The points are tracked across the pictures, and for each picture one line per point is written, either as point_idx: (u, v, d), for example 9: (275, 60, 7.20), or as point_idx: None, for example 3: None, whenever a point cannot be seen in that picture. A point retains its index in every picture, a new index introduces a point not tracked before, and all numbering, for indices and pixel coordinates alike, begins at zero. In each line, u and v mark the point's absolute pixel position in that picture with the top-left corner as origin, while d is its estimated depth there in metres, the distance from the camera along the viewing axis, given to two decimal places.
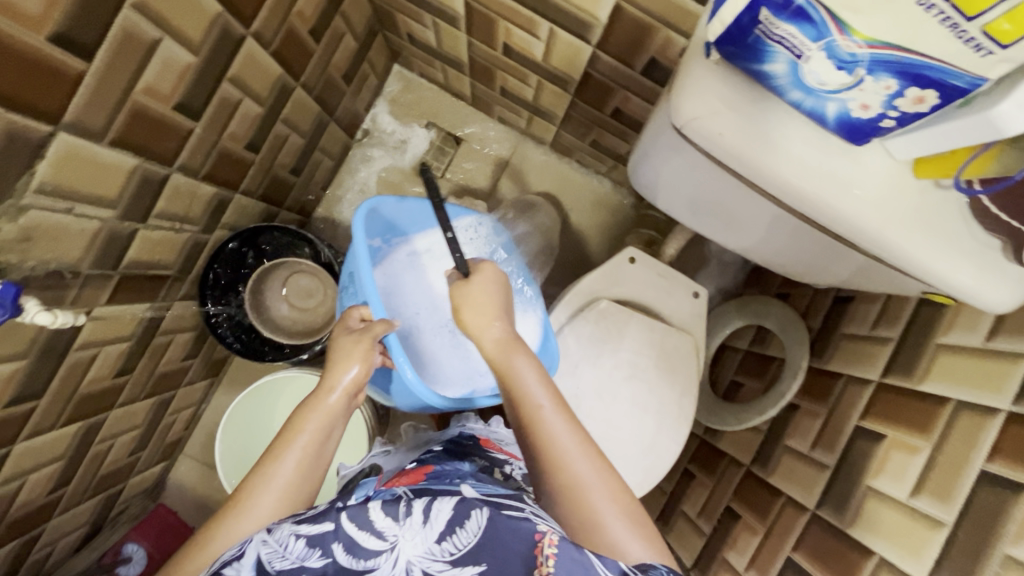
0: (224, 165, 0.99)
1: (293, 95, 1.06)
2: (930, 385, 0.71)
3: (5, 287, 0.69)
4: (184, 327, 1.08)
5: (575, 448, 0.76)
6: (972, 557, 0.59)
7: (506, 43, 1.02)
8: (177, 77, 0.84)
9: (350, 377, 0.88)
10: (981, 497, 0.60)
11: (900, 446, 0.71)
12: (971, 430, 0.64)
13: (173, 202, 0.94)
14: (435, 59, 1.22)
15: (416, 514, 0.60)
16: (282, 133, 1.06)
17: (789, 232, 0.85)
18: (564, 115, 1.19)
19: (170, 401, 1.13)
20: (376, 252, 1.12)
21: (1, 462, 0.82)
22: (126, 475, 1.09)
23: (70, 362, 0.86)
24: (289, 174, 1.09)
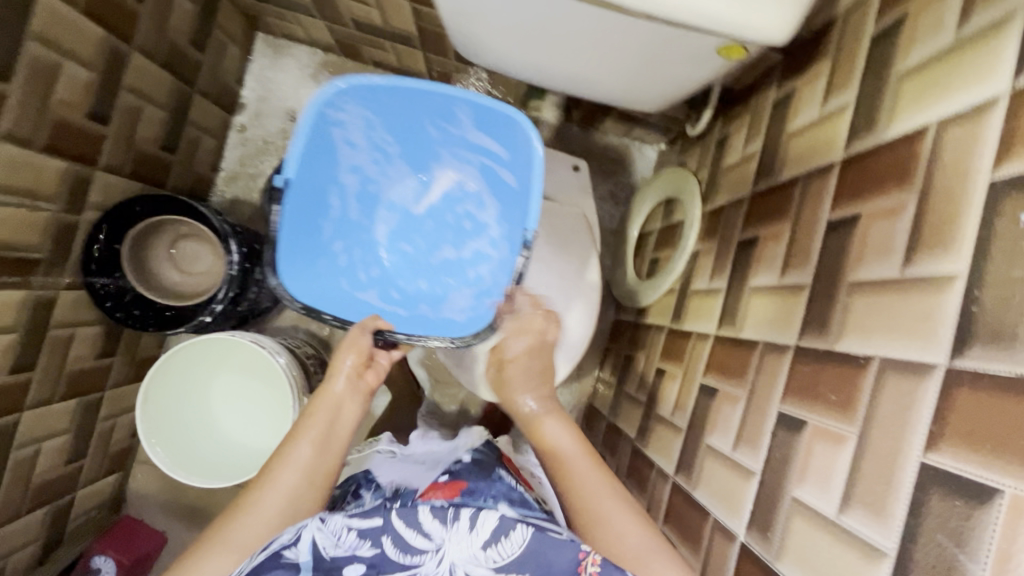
0: (70, 137, 0.82)
1: (130, 61, 0.90)
2: (786, 172, 0.69)
3: None
4: (86, 321, 0.96)
5: (599, 489, 0.65)
6: (825, 307, 0.55)
7: None
8: None
9: (348, 372, 0.76)
10: (830, 244, 0.57)
11: (770, 238, 0.69)
12: (817, 192, 0.61)
13: (12, 175, 0.75)
14: (286, 10, 1.11)
15: (462, 518, 0.54)
16: (133, 105, 0.93)
17: (617, 59, 0.69)
18: (417, 32, 1.05)
19: (99, 403, 1.07)
20: (353, 231, 0.80)
21: None
22: (70, 487, 1.05)
23: None
24: (162, 150, 1.04)
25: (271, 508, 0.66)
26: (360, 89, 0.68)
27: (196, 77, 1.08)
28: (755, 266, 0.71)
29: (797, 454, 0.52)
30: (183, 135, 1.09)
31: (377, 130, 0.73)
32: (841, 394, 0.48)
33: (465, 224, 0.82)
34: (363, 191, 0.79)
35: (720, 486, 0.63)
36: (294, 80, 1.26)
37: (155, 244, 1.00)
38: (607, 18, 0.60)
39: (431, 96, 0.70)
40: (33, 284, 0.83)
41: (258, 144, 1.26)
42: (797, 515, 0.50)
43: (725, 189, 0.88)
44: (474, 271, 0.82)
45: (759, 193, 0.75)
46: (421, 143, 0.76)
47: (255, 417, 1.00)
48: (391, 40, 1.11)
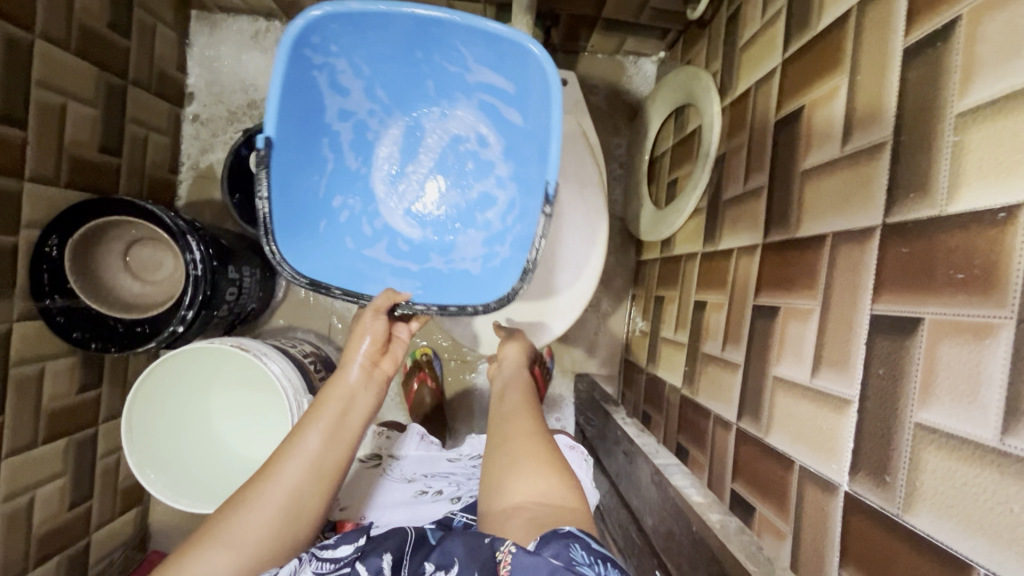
0: None
1: (36, 51, 0.79)
2: (828, 12, 0.53)
3: None
4: (55, 352, 0.87)
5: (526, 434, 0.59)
6: (921, 160, 0.39)
7: None
8: None
9: (363, 358, 0.61)
10: (913, 75, 0.41)
11: (819, 102, 0.53)
12: (880, 17, 0.45)
13: None
14: None
15: None
16: (54, 103, 0.82)
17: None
18: None
19: (96, 439, 0.99)
20: (350, 184, 0.68)
21: None
22: (83, 531, 0.98)
23: None
24: (103, 153, 0.93)
25: (253, 529, 0.49)
26: (343, 22, 0.54)
27: (127, 67, 0.97)
28: (804, 143, 0.55)
29: (911, 364, 0.37)
30: (126, 135, 0.98)
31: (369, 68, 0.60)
32: (974, 268, 0.34)
33: (468, 165, 0.70)
34: (357, 136, 0.66)
35: (804, 425, 0.49)
36: (241, 58, 1.14)
37: (109, 256, 0.90)
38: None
39: (426, 29, 0.56)
40: None
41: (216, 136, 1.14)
42: (927, 445, 0.36)
43: (746, 71, 0.72)
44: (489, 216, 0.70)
45: (793, 56, 0.60)
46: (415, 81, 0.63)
47: (252, 427, 0.93)
48: None
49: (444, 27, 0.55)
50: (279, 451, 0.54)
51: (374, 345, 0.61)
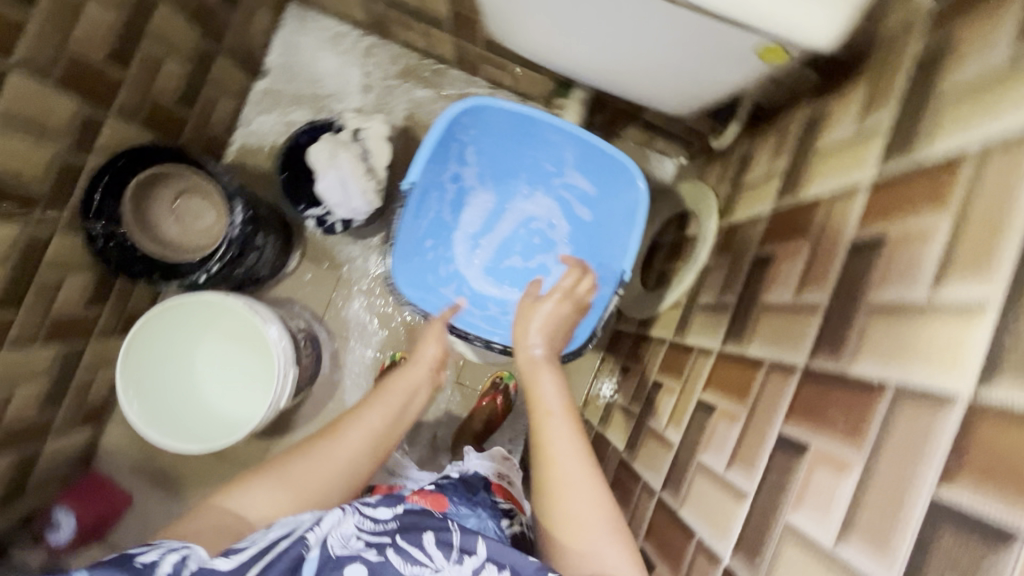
0: (84, 78, 0.81)
1: (154, 9, 0.89)
2: (812, 191, 0.67)
3: None
4: (79, 267, 0.95)
5: (570, 454, 0.62)
6: (840, 330, 0.52)
7: None
8: None
9: (429, 360, 0.78)
10: (850, 265, 0.54)
11: (787, 256, 0.66)
12: (842, 211, 0.59)
13: (20, 108, 0.74)
14: None
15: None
16: (154, 54, 0.92)
17: (623, 53, 0.68)
18: (445, 15, 1.05)
19: (83, 353, 1.05)
20: (441, 232, 0.84)
21: None
22: (42, 434, 1.03)
23: None
24: (178, 105, 1.02)
25: (311, 474, 0.63)
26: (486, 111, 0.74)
27: (221, 37, 1.07)
28: (769, 284, 0.68)
29: (795, 477, 0.49)
30: (202, 93, 1.08)
31: (487, 149, 0.80)
32: (851, 419, 0.46)
33: (535, 240, 0.87)
34: (456, 197, 0.83)
35: (710, 507, 0.60)
36: (320, 51, 1.24)
37: (160, 198, 0.99)
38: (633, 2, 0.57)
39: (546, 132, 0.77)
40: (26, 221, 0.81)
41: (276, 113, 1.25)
42: (790, 542, 0.47)
43: (745, 206, 0.86)
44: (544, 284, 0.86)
45: (782, 212, 0.73)
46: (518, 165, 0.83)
47: (238, 391, 1.00)
48: (422, 21, 1.10)
49: (558, 134, 0.76)
50: (353, 414, 0.70)
51: (437, 352, 0.79)
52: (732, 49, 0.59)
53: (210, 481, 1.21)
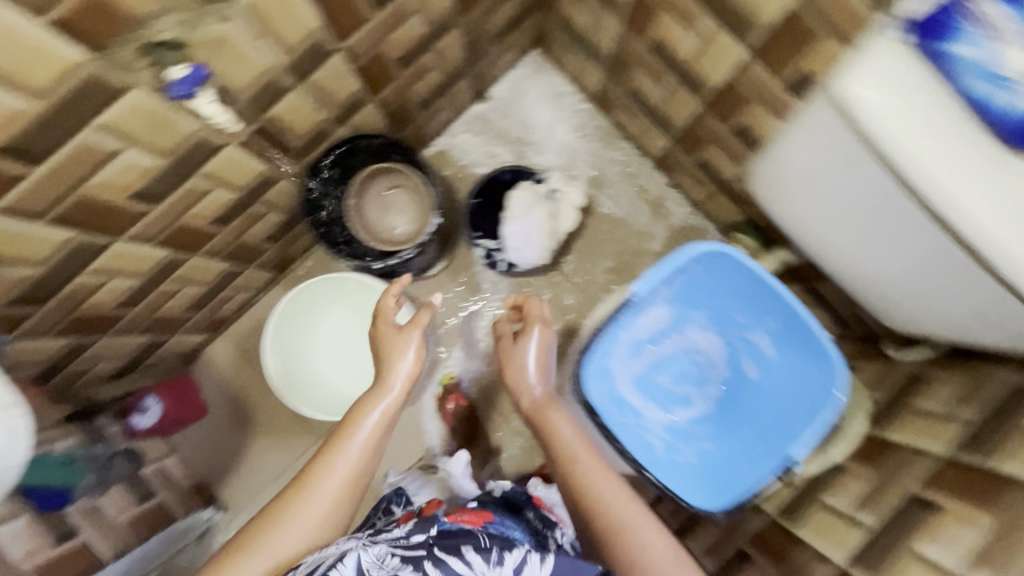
0: (376, 68, 0.91)
1: (450, 30, 0.98)
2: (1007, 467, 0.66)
3: (194, 67, 0.61)
4: (279, 208, 1.03)
5: (605, 483, 0.73)
6: None
7: (657, 37, 0.92)
8: None
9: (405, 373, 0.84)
10: None
11: (961, 518, 0.65)
12: None
13: (327, 79, 0.83)
14: (577, 47, 1.19)
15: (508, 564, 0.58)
16: (427, 63, 1.02)
17: (895, 260, 0.71)
18: (678, 124, 1.10)
19: (237, 274, 1.13)
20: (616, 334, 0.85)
21: (99, 255, 0.76)
22: (173, 328, 1.10)
23: (190, 187, 0.79)
24: (417, 105, 1.12)
25: (310, 517, 0.69)
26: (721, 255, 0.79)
27: (474, 61, 1.16)
28: (929, 535, 0.67)
29: None
30: (436, 102, 1.17)
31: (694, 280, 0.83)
32: None
33: (691, 369, 0.88)
34: (637, 306, 0.84)
35: None
36: (540, 103, 1.34)
37: (369, 190, 1.07)
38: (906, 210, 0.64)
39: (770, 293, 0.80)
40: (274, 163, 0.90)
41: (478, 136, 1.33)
42: None
43: (903, 429, 0.85)
44: (687, 415, 0.87)
45: (958, 466, 0.72)
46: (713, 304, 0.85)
47: (354, 372, 1.06)
48: (651, 119, 1.16)
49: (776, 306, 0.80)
50: (329, 453, 0.74)
51: (415, 367, 0.83)
52: (987, 310, 0.66)
53: (277, 427, 1.27)
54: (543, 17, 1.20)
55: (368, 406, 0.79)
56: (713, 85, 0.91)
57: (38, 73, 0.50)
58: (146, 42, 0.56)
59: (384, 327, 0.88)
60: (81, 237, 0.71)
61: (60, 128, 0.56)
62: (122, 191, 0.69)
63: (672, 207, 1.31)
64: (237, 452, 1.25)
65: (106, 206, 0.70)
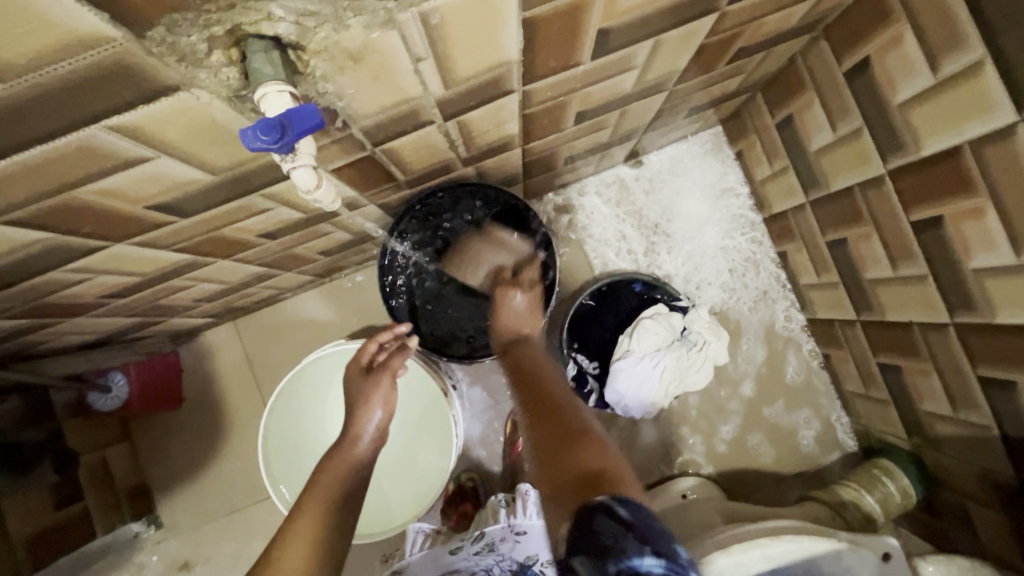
0: (547, 118, 0.64)
1: (656, 95, 0.70)
2: None
3: (303, 106, 0.34)
4: (350, 229, 0.78)
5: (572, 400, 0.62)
6: None
7: (940, 218, 0.64)
8: (639, 3, 0.45)
9: (371, 432, 0.71)
10: None
11: None
12: None
13: (482, 120, 0.57)
14: (785, 156, 0.90)
15: None
16: (605, 123, 0.74)
17: None
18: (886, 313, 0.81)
19: (271, 277, 0.89)
20: None
21: (86, 255, 0.52)
22: (172, 314, 0.87)
23: (241, 205, 0.54)
24: (564, 159, 0.85)
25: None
26: None
27: (653, 127, 0.88)
28: None
29: None
30: (585, 158, 0.90)
31: None
32: None
33: None
34: None
35: None
36: (699, 193, 1.06)
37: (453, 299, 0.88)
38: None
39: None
40: (368, 194, 0.64)
41: (611, 204, 1.06)
42: None
43: None
44: None
45: None
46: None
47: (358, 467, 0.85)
48: (844, 284, 0.87)
49: None
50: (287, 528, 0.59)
51: (382, 419, 0.72)
52: None
53: (252, 453, 1.03)
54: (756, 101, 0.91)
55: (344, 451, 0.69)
56: (1001, 319, 0.61)
57: (2, 47, 0.25)
58: (238, 29, 0.31)
59: (351, 371, 0.76)
60: (60, 239, 0.46)
61: (43, 122, 0.31)
62: (139, 200, 0.45)
63: (809, 382, 1.03)
64: (197, 464, 1.03)
65: (108, 212, 0.45)
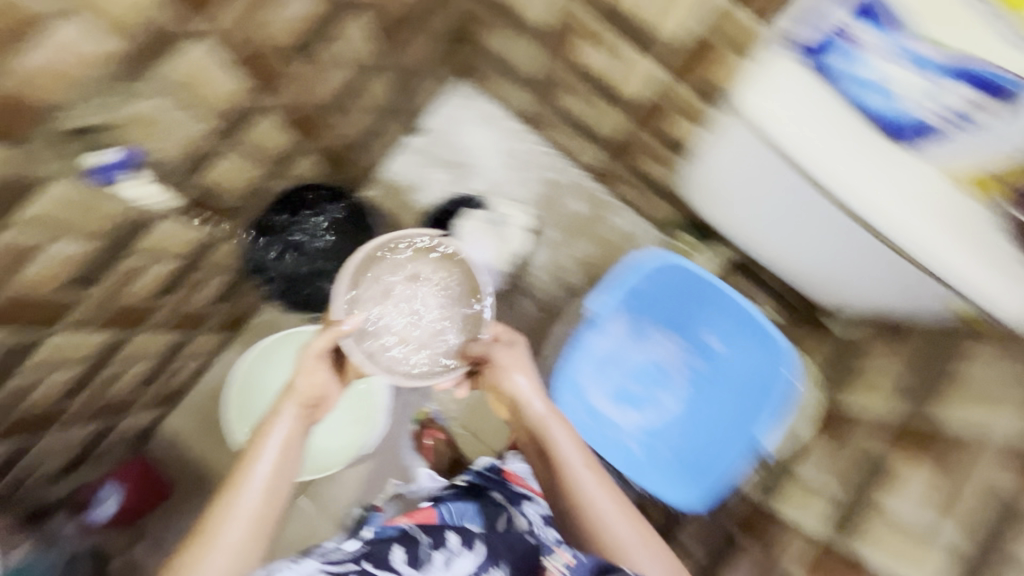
0: (305, 118, 0.90)
1: (375, 72, 0.98)
2: None
3: (131, 147, 0.63)
4: (224, 271, 1.00)
5: (575, 457, 0.74)
6: None
7: (577, 63, 0.98)
8: (296, 17, 0.72)
9: (300, 400, 0.69)
10: None
11: None
12: None
13: (256, 137, 0.82)
14: (501, 74, 1.22)
15: (438, 558, 0.74)
16: (356, 107, 1.01)
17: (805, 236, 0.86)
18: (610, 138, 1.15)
19: (185, 344, 1.08)
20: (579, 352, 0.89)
21: (32, 349, 0.72)
22: (122, 412, 1.04)
23: (126, 267, 0.75)
24: (352, 149, 1.12)
25: (234, 535, 0.62)
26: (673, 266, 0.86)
27: (403, 98, 1.17)
28: None
29: None
30: (370, 142, 1.17)
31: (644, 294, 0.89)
32: None
33: (652, 374, 0.93)
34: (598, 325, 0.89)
35: None
36: (473, 127, 1.36)
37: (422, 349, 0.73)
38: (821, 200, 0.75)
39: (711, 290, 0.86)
40: (213, 227, 0.88)
41: (417, 168, 1.34)
42: None
43: (856, 395, 0.94)
44: (655, 415, 0.92)
45: (908, 429, 0.83)
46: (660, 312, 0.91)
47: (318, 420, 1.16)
48: (581, 135, 1.20)
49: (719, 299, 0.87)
50: (225, 496, 0.63)
51: (311, 391, 0.70)
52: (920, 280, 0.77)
53: None
54: (464, 47, 1.22)
55: (267, 431, 0.67)
56: (636, 101, 0.96)
57: None
58: (66, 129, 0.56)
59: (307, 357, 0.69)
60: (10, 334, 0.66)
61: None
62: (55, 282, 0.66)
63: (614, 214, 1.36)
64: None
65: (37, 298, 0.66)
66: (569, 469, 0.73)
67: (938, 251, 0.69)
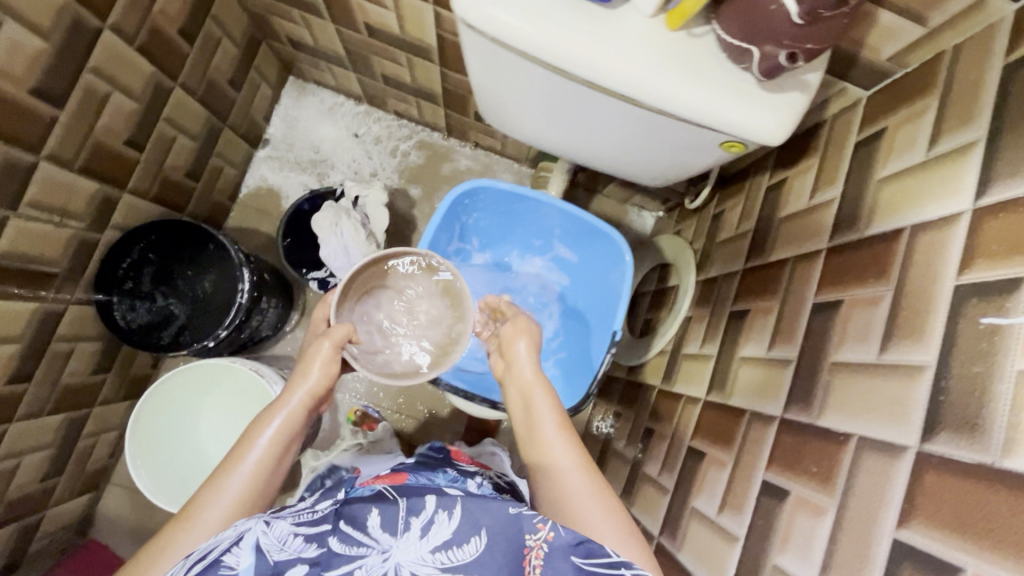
0: (105, 160, 0.87)
1: (171, 94, 0.96)
2: (777, 253, 0.75)
3: None
4: (88, 336, 0.98)
5: (551, 426, 0.62)
6: (812, 381, 0.58)
7: (366, 23, 0.96)
8: (28, 60, 0.69)
9: (312, 392, 0.66)
10: (813, 326, 0.61)
11: (760, 312, 0.73)
12: (804, 276, 0.66)
13: (48, 193, 0.79)
14: (319, 60, 1.20)
15: (414, 525, 0.50)
16: (168, 134, 0.99)
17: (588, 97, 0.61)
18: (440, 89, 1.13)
19: (85, 420, 1.06)
20: None
21: None
22: (42, 504, 1.02)
23: None
24: (187, 178, 1.09)
25: (217, 516, 0.55)
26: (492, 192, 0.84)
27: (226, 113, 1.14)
28: (744, 338, 0.75)
29: (778, 525, 0.55)
30: (208, 165, 1.14)
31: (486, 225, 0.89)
32: (822, 466, 0.52)
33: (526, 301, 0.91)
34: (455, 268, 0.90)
35: (704, 549, 0.65)
36: (319, 121, 1.33)
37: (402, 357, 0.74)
38: (568, 89, 0.62)
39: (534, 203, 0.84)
40: (46, 296, 0.85)
41: (276, 179, 1.31)
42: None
43: (720, 261, 0.93)
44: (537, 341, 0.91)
45: (751, 269, 0.81)
46: (512, 235, 0.91)
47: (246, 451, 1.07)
48: (415, 95, 1.18)
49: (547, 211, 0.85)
50: (216, 476, 0.58)
51: (320, 384, 0.66)
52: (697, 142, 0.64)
53: None
54: (275, 45, 1.19)
55: (263, 422, 0.63)
56: (433, 43, 0.94)
57: None
58: None
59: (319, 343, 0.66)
60: None
61: None
62: None
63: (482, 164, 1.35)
64: None
65: None
66: (543, 434, 0.62)
67: (643, 95, 0.56)
